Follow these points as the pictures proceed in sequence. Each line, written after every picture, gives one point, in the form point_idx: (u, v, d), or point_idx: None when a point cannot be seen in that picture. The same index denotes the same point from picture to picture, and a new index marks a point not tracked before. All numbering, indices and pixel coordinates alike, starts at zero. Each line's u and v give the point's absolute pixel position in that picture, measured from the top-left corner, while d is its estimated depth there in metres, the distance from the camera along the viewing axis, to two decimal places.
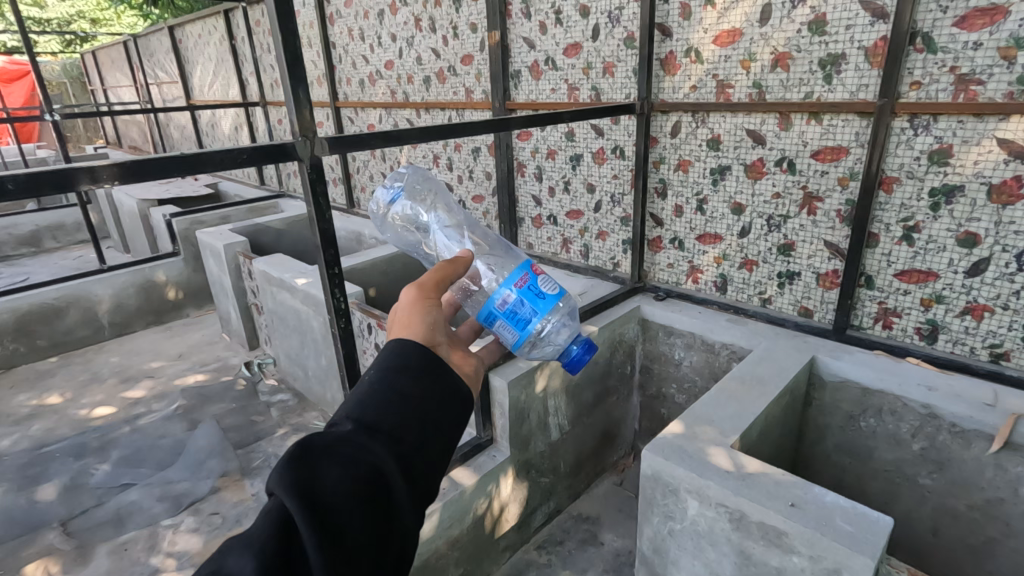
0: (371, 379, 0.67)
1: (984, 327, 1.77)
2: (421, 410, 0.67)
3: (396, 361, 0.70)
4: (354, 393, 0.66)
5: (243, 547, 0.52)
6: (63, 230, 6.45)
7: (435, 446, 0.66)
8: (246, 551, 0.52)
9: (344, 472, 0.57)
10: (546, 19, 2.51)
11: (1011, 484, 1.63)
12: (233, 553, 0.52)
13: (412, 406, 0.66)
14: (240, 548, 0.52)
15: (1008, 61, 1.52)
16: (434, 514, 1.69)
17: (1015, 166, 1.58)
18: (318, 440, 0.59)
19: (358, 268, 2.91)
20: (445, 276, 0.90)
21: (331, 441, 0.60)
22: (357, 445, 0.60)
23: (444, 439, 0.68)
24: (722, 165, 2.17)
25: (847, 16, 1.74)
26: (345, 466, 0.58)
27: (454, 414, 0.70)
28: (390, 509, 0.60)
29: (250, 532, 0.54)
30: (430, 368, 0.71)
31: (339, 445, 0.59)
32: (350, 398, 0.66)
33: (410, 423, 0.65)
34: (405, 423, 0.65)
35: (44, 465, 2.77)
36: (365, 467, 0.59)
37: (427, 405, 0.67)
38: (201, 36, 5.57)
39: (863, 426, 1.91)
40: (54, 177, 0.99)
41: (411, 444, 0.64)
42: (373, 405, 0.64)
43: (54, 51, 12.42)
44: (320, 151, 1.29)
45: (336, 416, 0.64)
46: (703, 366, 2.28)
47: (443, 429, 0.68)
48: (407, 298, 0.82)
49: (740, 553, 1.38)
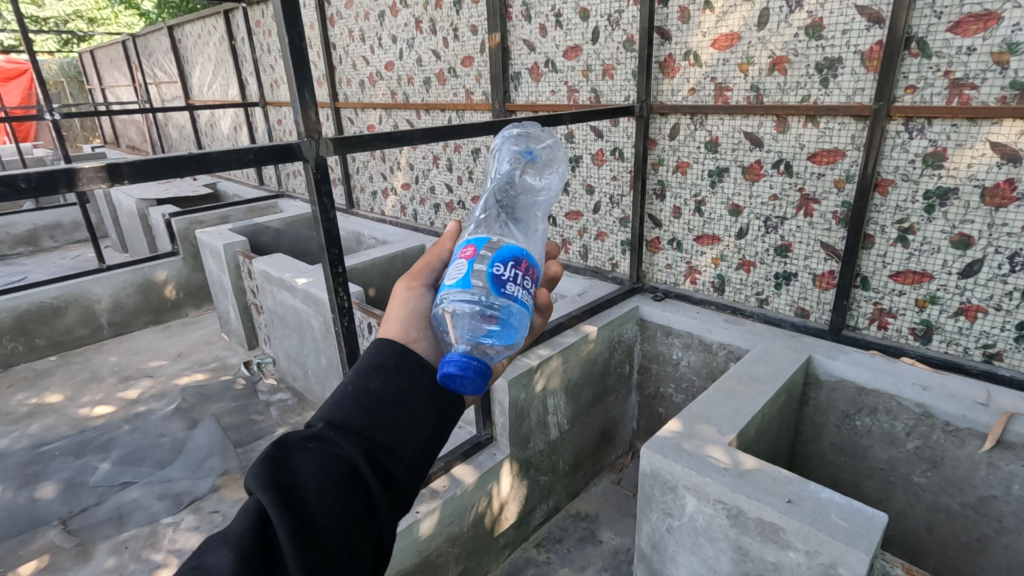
0: (345, 381, 0.69)
1: (977, 328, 1.79)
2: (394, 408, 0.67)
3: (373, 362, 0.72)
4: (330, 397, 0.68)
5: (223, 545, 0.54)
6: (61, 229, 6.45)
7: (411, 442, 0.67)
8: (226, 544, 0.54)
9: (316, 469, 0.59)
10: (546, 22, 2.53)
11: (1003, 482, 1.66)
12: (238, 544, 0.54)
13: (385, 404, 0.67)
14: (242, 542, 0.54)
15: (1001, 66, 1.55)
16: (434, 511, 1.71)
17: (1007, 169, 1.60)
18: (292, 439, 0.62)
19: (359, 269, 2.92)
20: (435, 262, 0.92)
21: (302, 440, 0.62)
22: (328, 442, 0.62)
23: (420, 436, 0.68)
24: (719, 167, 2.19)
25: (844, 21, 1.77)
26: (317, 462, 0.60)
27: (432, 410, 0.70)
28: (368, 503, 0.61)
29: (229, 530, 0.56)
30: (403, 367, 0.72)
31: (312, 443, 0.62)
32: (327, 401, 0.68)
33: (382, 420, 0.66)
34: (378, 420, 0.66)
35: (43, 463, 2.78)
36: (336, 462, 0.60)
37: (400, 403, 0.68)
38: (200, 36, 5.58)
39: (858, 426, 1.93)
40: (64, 175, 1.00)
41: (384, 441, 0.65)
42: (346, 405, 0.66)
43: (51, 51, 12.41)
44: (326, 151, 1.31)
45: (313, 419, 0.66)
46: (701, 366, 2.30)
47: (419, 426, 0.68)
48: (395, 291, 0.86)
49: (737, 549, 1.40)
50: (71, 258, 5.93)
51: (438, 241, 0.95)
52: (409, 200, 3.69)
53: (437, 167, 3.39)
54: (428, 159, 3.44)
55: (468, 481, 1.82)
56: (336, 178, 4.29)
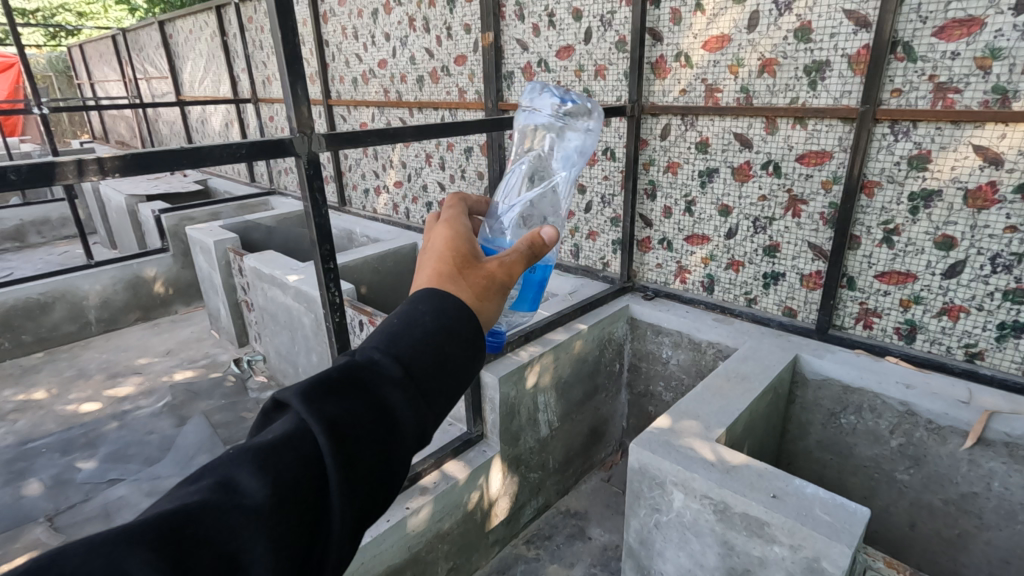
0: (423, 324, 0.61)
1: (960, 327, 1.82)
2: (456, 376, 0.60)
3: (449, 321, 0.62)
4: (397, 333, 0.60)
5: (250, 458, 0.49)
6: (49, 225, 6.37)
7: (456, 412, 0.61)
8: None
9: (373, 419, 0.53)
10: (539, 21, 2.55)
11: (984, 478, 1.70)
12: (245, 466, 0.49)
13: (452, 370, 0.60)
14: (251, 458, 0.49)
15: (984, 71, 1.58)
16: (424, 507, 1.72)
17: (989, 172, 1.64)
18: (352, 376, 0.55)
19: (350, 265, 2.93)
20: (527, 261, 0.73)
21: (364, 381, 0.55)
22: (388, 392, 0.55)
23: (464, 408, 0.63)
24: (710, 167, 2.21)
25: (831, 25, 1.80)
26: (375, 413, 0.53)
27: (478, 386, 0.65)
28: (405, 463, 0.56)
29: (263, 442, 0.50)
30: (475, 343, 0.63)
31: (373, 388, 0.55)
32: (399, 333, 0.60)
33: (446, 392, 0.60)
34: (442, 385, 0.59)
35: (29, 461, 2.75)
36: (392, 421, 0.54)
37: (462, 373, 0.61)
38: (191, 32, 5.54)
39: (843, 424, 1.96)
40: (53, 168, 0.99)
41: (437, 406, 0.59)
42: (416, 358, 0.58)
43: (39, 43, 12.46)
44: (317, 147, 1.30)
45: (372, 353, 0.58)
46: (690, 364, 2.33)
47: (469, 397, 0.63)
48: (496, 271, 0.68)
49: (723, 544, 1.42)
50: (58, 254, 5.88)
51: (534, 240, 0.72)
52: (401, 198, 3.70)
53: (430, 165, 3.39)
54: (421, 157, 3.44)
55: (457, 478, 1.82)
56: (329, 175, 4.28)
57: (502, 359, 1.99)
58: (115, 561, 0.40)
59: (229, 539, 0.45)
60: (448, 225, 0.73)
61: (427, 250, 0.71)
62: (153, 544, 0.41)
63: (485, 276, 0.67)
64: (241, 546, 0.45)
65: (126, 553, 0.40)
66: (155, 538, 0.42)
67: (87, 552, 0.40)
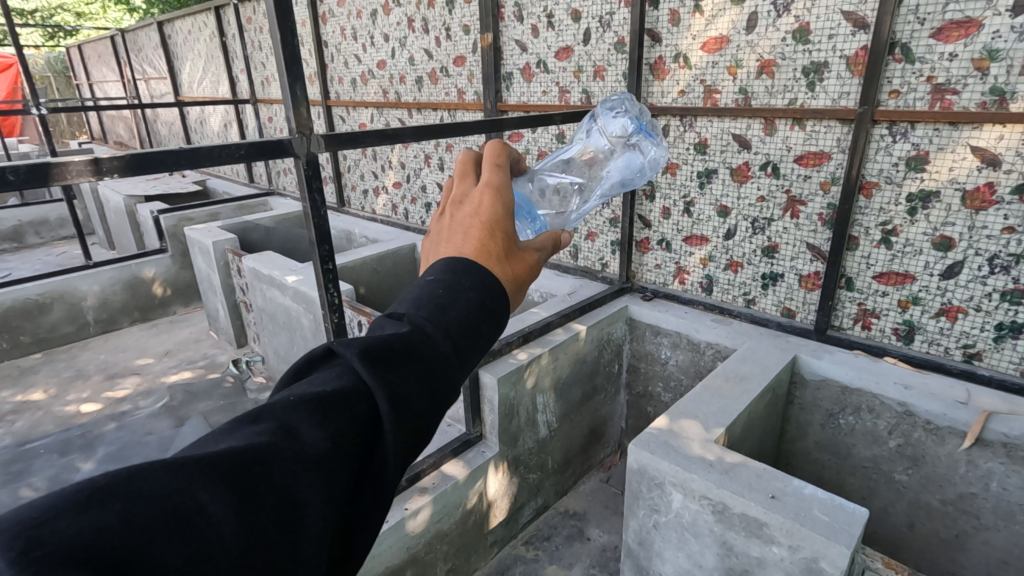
0: (467, 298, 0.57)
1: (958, 328, 1.82)
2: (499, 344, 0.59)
3: (495, 298, 0.59)
4: (448, 298, 0.57)
5: (309, 410, 0.48)
6: (47, 226, 6.37)
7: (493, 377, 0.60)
8: None
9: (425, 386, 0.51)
10: (538, 22, 2.55)
11: (982, 479, 1.70)
12: (304, 417, 0.47)
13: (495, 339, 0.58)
14: (308, 411, 0.48)
15: (982, 72, 1.58)
16: (423, 508, 1.72)
17: (987, 173, 1.64)
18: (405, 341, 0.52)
19: (349, 266, 2.93)
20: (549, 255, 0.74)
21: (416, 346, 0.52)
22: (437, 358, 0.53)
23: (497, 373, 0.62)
24: (708, 169, 2.22)
25: (829, 26, 1.80)
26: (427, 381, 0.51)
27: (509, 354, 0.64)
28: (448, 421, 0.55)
29: (320, 395, 0.49)
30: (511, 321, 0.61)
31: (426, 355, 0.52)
32: (447, 299, 0.57)
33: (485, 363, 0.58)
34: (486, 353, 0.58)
35: (28, 461, 2.75)
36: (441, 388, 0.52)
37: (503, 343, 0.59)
38: (190, 32, 5.54)
39: (841, 425, 1.96)
40: (53, 168, 0.99)
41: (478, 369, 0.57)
42: (466, 328, 0.56)
43: (37, 43, 12.44)
44: (317, 147, 1.30)
45: (421, 316, 0.55)
46: (689, 365, 2.33)
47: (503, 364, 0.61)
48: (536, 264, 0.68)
49: (722, 545, 1.42)
50: (57, 254, 5.87)
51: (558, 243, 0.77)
52: (399, 198, 3.71)
53: (428, 165, 3.39)
54: (420, 157, 3.44)
55: (456, 479, 1.82)
56: (328, 175, 4.27)
57: (500, 360, 1.99)
58: (187, 491, 0.39)
59: (287, 487, 0.44)
60: (495, 195, 0.67)
61: (468, 217, 0.65)
62: (223, 482, 0.41)
63: (523, 271, 0.65)
64: (299, 494, 0.44)
65: (198, 487, 0.40)
66: (222, 474, 0.41)
67: (161, 476, 0.39)
